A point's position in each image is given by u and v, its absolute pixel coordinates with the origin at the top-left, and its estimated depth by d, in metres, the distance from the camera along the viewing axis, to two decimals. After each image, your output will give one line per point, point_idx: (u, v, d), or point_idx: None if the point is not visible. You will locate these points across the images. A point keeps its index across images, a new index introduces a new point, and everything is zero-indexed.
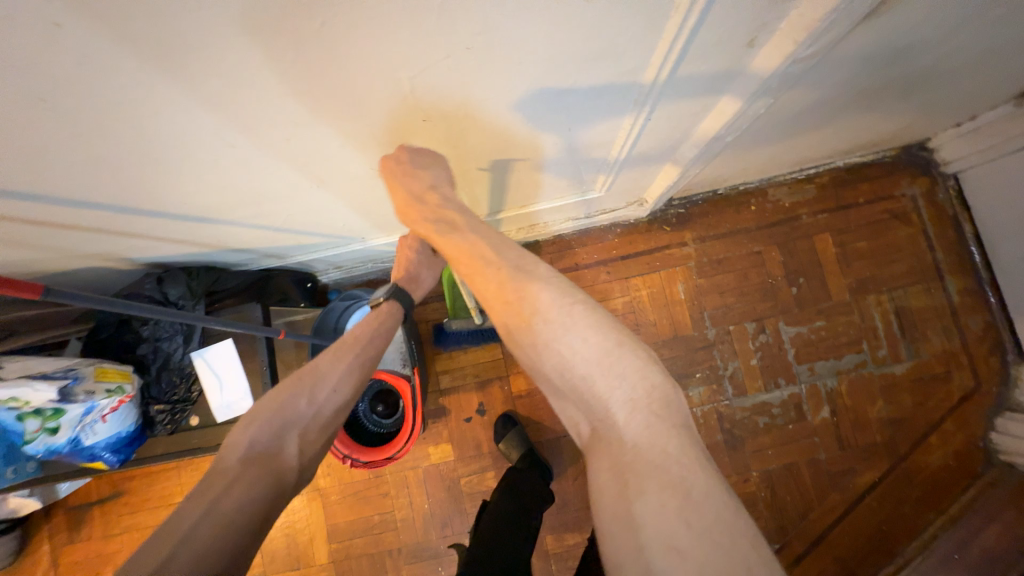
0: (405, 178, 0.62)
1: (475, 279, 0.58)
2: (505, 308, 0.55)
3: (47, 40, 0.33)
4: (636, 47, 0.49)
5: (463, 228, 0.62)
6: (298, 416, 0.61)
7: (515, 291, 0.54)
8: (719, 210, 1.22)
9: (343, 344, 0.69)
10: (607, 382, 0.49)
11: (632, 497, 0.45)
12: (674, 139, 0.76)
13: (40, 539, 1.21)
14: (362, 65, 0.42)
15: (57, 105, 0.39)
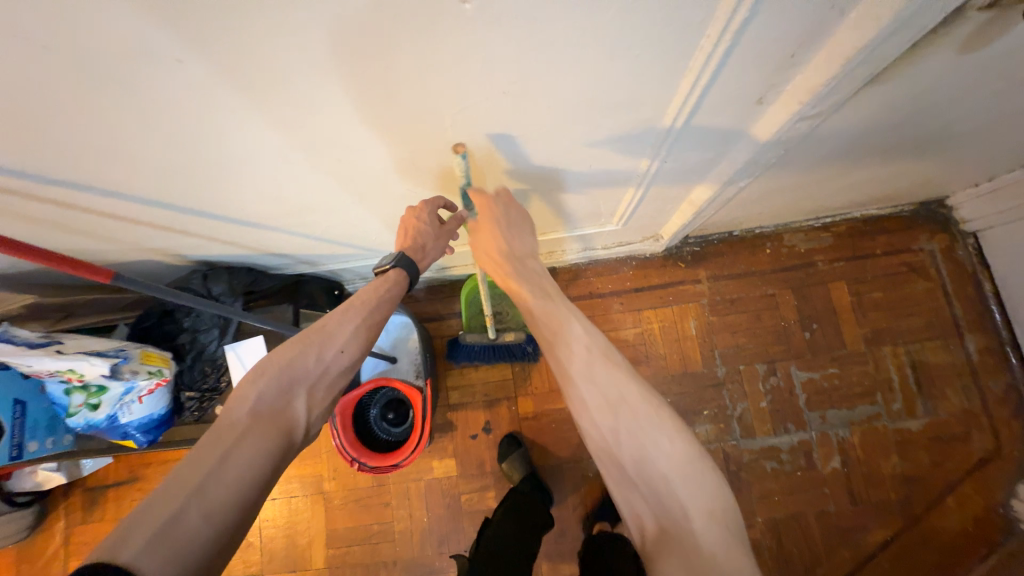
0: (504, 226, 0.71)
1: (560, 360, 0.63)
2: (588, 387, 0.60)
3: (166, 71, 0.41)
4: (654, 99, 0.55)
5: (556, 299, 0.69)
6: (306, 373, 0.62)
7: (601, 377, 0.59)
8: (734, 251, 1.25)
9: (352, 304, 0.69)
10: (683, 487, 0.53)
11: None
12: (690, 181, 0.81)
13: (55, 516, 1.26)
14: (413, 102, 0.49)
15: (160, 120, 0.47)
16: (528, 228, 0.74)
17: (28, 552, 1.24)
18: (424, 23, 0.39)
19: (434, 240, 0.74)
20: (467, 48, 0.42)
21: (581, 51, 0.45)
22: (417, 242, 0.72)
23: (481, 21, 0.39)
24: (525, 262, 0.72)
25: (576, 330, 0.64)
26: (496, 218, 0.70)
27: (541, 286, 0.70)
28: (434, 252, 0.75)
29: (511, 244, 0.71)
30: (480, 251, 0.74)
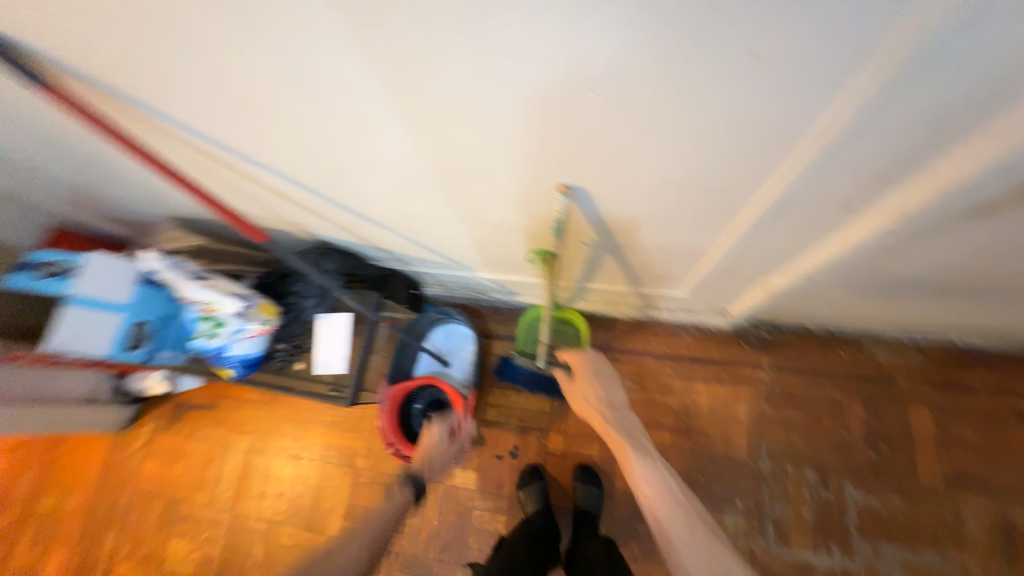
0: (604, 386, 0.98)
1: (668, 529, 0.82)
2: (683, 543, 0.79)
3: (362, 105, 0.56)
4: (741, 187, 0.60)
5: (654, 462, 0.90)
6: None
7: (696, 541, 0.79)
8: (805, 345, 1.20)
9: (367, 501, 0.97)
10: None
11: None
12: (766, 266, 0.83)
13: (146, 419, 1.50)
14: (529, 154, 0.59)
15: (343, 133, 0.62)
16: (616, 381, 1.01)
17: (118, 442, 1.49)
18: (556, 100, 0.49)
19: (436, 455, 1.08)
20: (586, 121, 0.52)
21: (679, 138, 0.53)
22: (427, 450, 1.08)
23: (604, 104, 0.49)
24: (621, 416, 0.96)
25: (680, 503, 0.85)
26: (590, 377, 0.99)
27: (637, 441, 0.93)
28: (433, 474, 1.07)
29: (607, 398, 0.97)
30: (580, 403, 0.98)
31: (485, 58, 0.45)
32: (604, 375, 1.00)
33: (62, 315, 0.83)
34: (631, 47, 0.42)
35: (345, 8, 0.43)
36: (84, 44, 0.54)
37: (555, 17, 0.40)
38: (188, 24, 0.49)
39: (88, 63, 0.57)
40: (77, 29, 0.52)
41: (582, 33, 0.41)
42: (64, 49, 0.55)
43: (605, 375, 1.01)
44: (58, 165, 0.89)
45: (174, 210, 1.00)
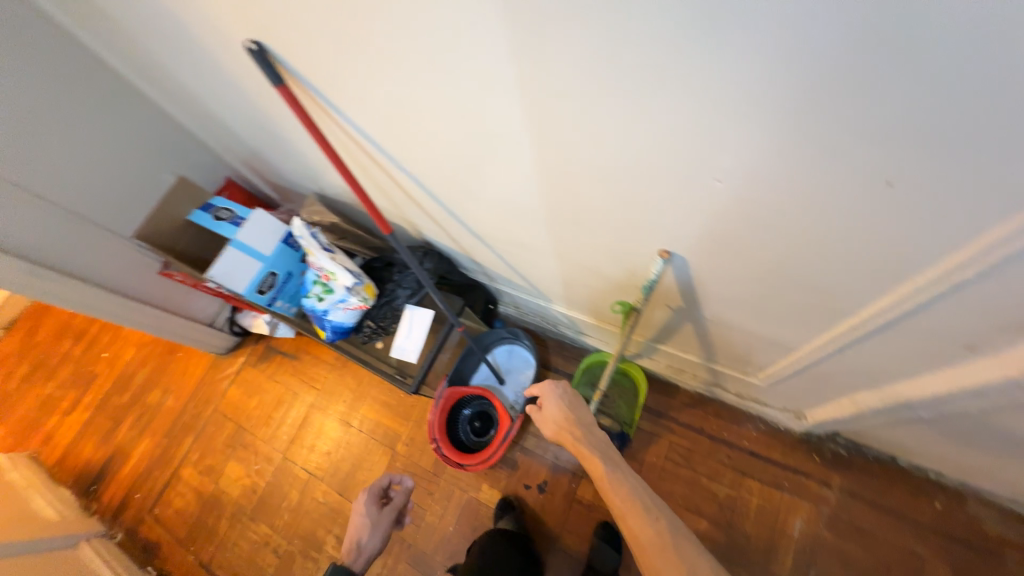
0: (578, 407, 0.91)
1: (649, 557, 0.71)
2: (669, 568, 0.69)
3: (507, 148, 0.64)
4: (849, 294, 0.59)
5: (634, 485, 0.79)
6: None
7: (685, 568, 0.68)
8: (890, 480, 1.06)
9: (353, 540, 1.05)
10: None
11: None
12: (860, 380, 0.78)
13: (242, 351, 1.74)
14: (639, 215, 0.64)
15: (482, 161, 0.70)
16: (585, 402, 0.94)
17: (217, 364, 1.74)
18: (679, 175, 0.54)
19: (372, 531, 1.06)
20: (703, 203, 0.56)
21: (793, 234, 0.54)
22: (356, 533, 1.06)
23: (727, 192, 0.53)
24: (592, 431, 0.89)
25: (660, 526, 0.73)
26: (558, 398, 0.93)
27: (609, 454, 0.85)
28: (370, 543, 1.05)
29: (576, 415, 0.90)
30: (551, 424, 0.92)
31: (629, 134, 0.51)
32: (569, 393, 0.93)
33: (224, 253, 1.01)
34: (767, 152, 0.46)
35: (526, 72, 0.50)
36: (308, 56, 0.66)
37: (702, 115, 0.45)
38: (393, 56, 0.59)
39: (303, 70, 0.70)
40: (308, 45, 0.64)
41: (724, 134, 0.46)
42: (291, 56, 0.68)
43: (575, 396, 0.94)
44: (257, 136, 1.12)
45: (322, 188, 1.20)
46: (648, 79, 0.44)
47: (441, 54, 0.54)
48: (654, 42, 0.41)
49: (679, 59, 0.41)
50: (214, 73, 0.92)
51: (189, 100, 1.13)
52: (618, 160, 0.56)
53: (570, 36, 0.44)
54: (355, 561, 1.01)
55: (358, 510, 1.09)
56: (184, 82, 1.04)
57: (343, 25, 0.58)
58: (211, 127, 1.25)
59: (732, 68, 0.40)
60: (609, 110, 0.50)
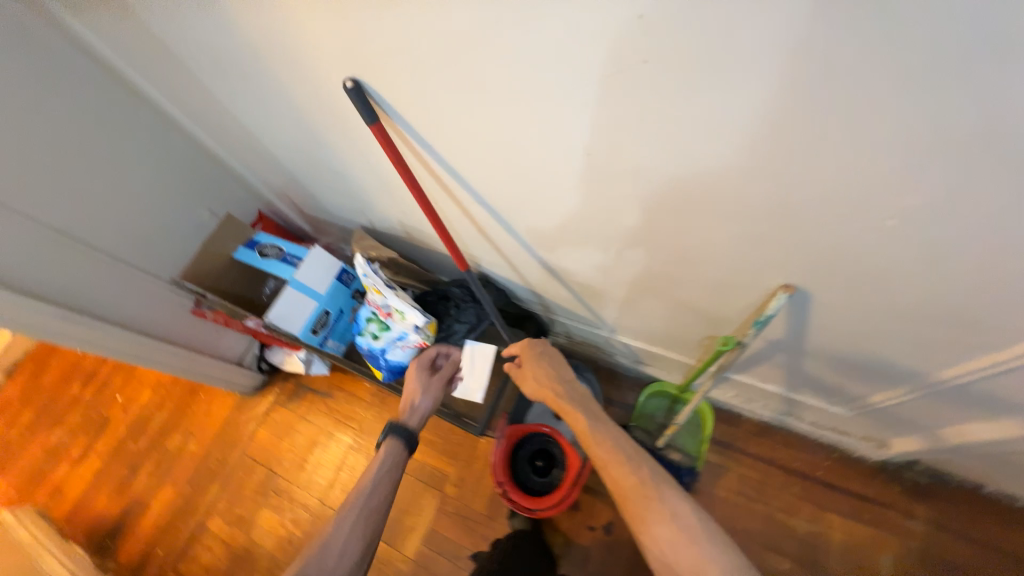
0: (556, 363, 0.94)
1: (621, 483, 0.74)
2: (646, 503, 0.70)
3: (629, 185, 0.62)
4: (994, 329, 0.57)
5: (608, 429, 0.81)
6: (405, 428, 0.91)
7: (660, 500, 0.70)
8: (977, 510, 1.03)
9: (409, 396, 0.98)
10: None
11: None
12: (972, 411, 0.75)
13: (270, 389, 1.65)
14: (764, 248, 0.62)
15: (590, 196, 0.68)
16: (564, 360, 0.96)
17: (242, 404, 1.65)
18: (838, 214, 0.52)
19: (426, 393, 0.98)
20: (851, 238, 0.54)
21: (949, 272, 0.52)
22: (409, 396, 0.98)
23: (888, 231, 0.51)
24: (572, 386, 0.90)
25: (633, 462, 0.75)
26: (538, 356, 0.94)
27: (587, 407, 0.86)
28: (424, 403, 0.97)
29: (557, 372, 0.92)
30: (531, 381, 0.93)
31: (791, 173, 0.50)
32: (549, 353, 0.95)
33: (282, 293, 0.98)
34: (955, 194, 0.44)
35: (685, 113, 0.48)
36: (412, 97, 0.64)
37: (888, 157, 0.44)
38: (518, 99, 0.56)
39: (403, 110, 0.67)
40: (416, 86, 0.62)
41: (909, 175, 0.44)
42: (392, 96, 0.66)
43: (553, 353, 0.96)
44: (309, 170, 1.09)
45: (371, 222, 1.17)
46: (838, 122, 0.43)
47: (580, 98, 0.52)
48: (857, 91, 0.40)
49: (881, 105, 0.40)
50: (279, 111, 0.89)
51: (235, 133, 1.09)
52: (764, 196, 0.54)
53: (755, 82, 0.42)
54: (411, 419, 0.93)
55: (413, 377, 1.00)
56: (238, 119, 1.00)
57: (466, 68, 0.56)
58: (253, 162, 1.21)
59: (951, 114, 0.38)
60: (777, 150, 0.48)
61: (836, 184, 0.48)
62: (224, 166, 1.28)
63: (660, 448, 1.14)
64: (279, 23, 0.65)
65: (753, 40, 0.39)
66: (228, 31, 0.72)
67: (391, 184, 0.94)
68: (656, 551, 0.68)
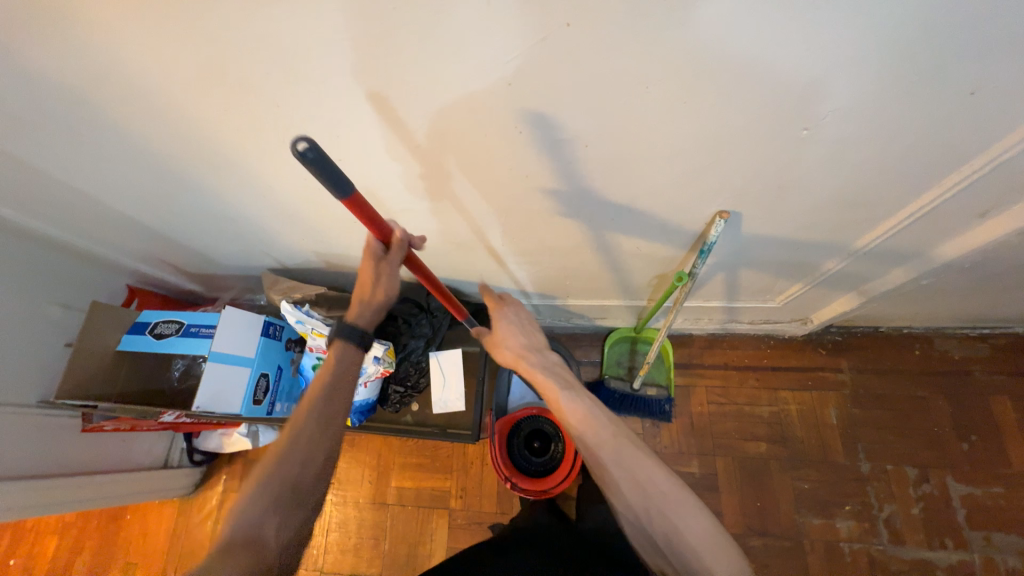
0: (517, 330, 0.89)
1: (591, 446, 0.72)
2: (620, 475, 0.68)
3: (569, 151, 0.61)
4: (882, 199, 0.67)
5: (579, 390, 0.79)
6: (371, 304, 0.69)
7: (635, 470, 0.67)
8: (879, 346, 1.25)
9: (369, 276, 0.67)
10: (717, 555, 0.59)
11: (686, 549, 0.61)
12: (870, 269, 0.90)
13: (214, 481, 1.41)
14: (698, 181, 0.65)
15: (527, 170, 0.65)
16: (536, 329, 0.91)
17: (186, 508, 1.39)
18: (763, 133, 0.56)
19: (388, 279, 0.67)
20: (773, 153, 0.59)
21: (849, 161, 0.60)
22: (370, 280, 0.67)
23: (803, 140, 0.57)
24: (545, 353, 0.85)
25: (601, 427, 0.72)
26: (509, 325, 0.89)
27: (560, 375, 0.82)
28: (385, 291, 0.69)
29: (528, 340, 0.87)
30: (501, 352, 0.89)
31: (718, 104, 0.52)
32: (521, 319, 0.90)
33: (204, 372, 0.83)
34: (851, 95, 0.50)
35: (613, 70, 0.48)
36: (308, 101, 0.56)
37: (800, 73, 0.47)
38: (436, 89, 0.52)
39: (302, 119, 0.59)
40: (312, 91, 0.54)
41: (819, 84, 0.49)
42: (283, 105, 0.58)
43: (517, 320, 0.91)
44: (184, 223, 0.91)
45: (280, 261, 1.03)
46: (757, 47, 0.45)
47: (502, 75, 0.49)
48: (768, 18, 0.42)
49: (794, 25, 0.42)
50: (127, 160, 0.72)
51: (67, 204, 0.87)
52: (694, 132, 0.56)
53: (680, 25, 0.43)
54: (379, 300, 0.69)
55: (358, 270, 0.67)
56: (69, 184, 0.80)
57: (368, 61, 0.50)
58: (102, 231, 0.98)
59: (855, 20, 0.42)
60: (700, 87, 0.50)
61: (757, 108, 0.52)
62: (63, 246, 1.02)
63: (638, 390, 1.20)
64: (106, 46, 0.51)
65: None
66: (30, 71, 0.56)
67: (296, 212, 0.83)
68: (632, 517, 0.66)
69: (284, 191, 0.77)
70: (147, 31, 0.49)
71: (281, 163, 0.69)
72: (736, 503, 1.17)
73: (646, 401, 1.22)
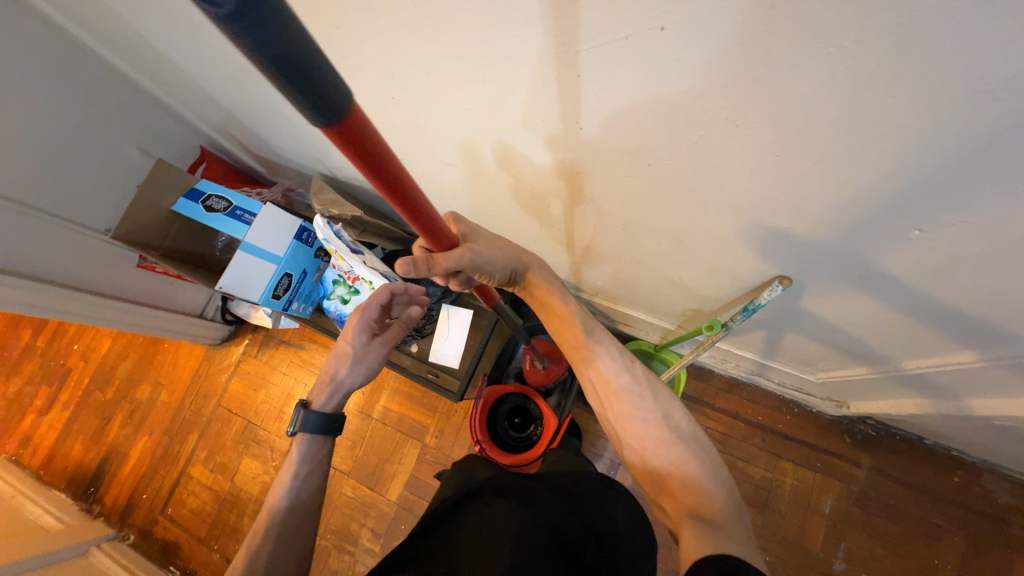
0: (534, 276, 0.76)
1: (609, 376, 0.68)
2: (635, 403, 0.66)
3: (631, 164, 0.54)
4: (985, 322, 0.55)
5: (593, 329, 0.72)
6: (354, 373, 0.81)
7: (653, 401, 0.66)
8: (914, 458, 1.12)
9: (344, 349, 0.82)
10: (718, 491, 0.59)
11: (701, 488, 0.59)
12: (941, 386, 0.77)
13: (238, 342, 1.57)
14: (769, 236, 0.56)
15: (583, 167, 0.59)
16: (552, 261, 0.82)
17: (210, 356, 1.57)
18: (866, 212, 0.46)
19: (363, 357, 0.82)
20: (871, 237, 0.49)
21: (958, 275, 0.49)
22: (344, 358, 0.81)
23: (910, 239, 0.47)
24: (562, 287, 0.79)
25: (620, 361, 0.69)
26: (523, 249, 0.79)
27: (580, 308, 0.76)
28: (363, 368, 0.82)
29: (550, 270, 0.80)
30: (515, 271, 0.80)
31: (822, 167, 0.43)
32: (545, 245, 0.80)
33: (234, 258, 0.87)
34: (991, 208, 0.39)
35: (702, 97, 0.40)
36: (376, 34, 0.52)
37: (941, 165, 0.38)
38: (501, 60, 0.47)
39: (368, 49, 0.55)
40: (380, 21, 0.50)
41: (958, 186, 0.39)
42: (347, 28, 0.54)
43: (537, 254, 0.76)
44: (251, 110, 0.92)
45: (330, 171, 1.03)
46: (893, 120, 0.36)
47: (574, 68, 0.43)
48: (915, 90, 0.33)
49: (950, 110, 0.33)
50: (204, 38, 0.72)
51: (155, 62, 0.90)
52: (782, 188, 0.48)
53: (796, 72, 0.35)
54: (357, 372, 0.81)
55: (344, 340, 0.81)
56: (157, 46, 0.82)
57: (438, 9, 0.44)
58: (183, 94, 1.01)
59: None
60: (802, 143, 0.41)
61: (864, 185, 0.43)
62: (150, 96, 1.07)
63: None
64: None
65: (826, 9, 0.30)
66: None
67: None
68: (642, 444, 0.64)
69: None
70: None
71: None
72: None
73: None
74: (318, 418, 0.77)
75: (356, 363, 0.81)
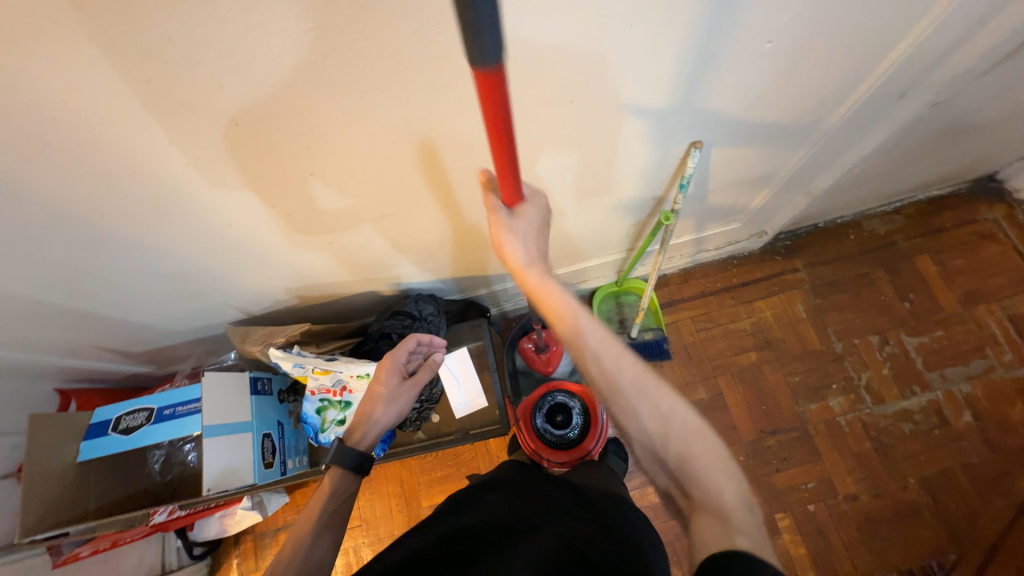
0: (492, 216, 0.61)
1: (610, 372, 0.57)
2: (641, 402, 0.55)
3: (555, 109, 0.61)
4: (817, 96, 0.74)
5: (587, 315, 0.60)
6: (383, 416, 0.76)
7: (656, 401, 0.55)
8: (822, 241, 1.40)
9: (375, 388, 0.77)
10: (723, 479, 0.51)
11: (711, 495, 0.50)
12: (818, 168, 0.98)
13: (226, 569, 1.27)
14: (668, 113, 0.68)
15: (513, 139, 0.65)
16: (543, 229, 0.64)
17: None
18: (728, 50, 0.59)
19: (391, 403, 0.77)
20: (740, 66, 0.62)
21: (795, 66, 0.65)
22: (376, 401, 0.76)
23: (766, 53, 0.61)
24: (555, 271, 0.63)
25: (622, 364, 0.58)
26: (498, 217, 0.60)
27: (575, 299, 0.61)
28: (390, 413, 0.77)
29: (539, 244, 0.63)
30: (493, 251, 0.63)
31: (684, 33, 0.54)
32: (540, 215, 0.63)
33: (205, 450, 0.73)
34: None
35: (590, 20, 0.49)
36: (278, 112, 0.51)
37: None
38: (418, 69, 0.50)
39: (273, 134, 0.54)
40: (278, 95, 0.49)
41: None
42: (241, 123, 0.51)
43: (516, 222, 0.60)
44: (123, 295, 0.78)
45: (246, 310, 0.92)
46: None
47: None
48: None
49: None
50: (42, 234, 0.60)
51: None
52: (669, 63, 0.58)
53: None
54: (385, 416, 0.76)
55: (381, 380, 0.76)
56: None
57: (338, 50, 0.45)
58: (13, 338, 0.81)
59: None
60: (670, 18, 0.52)
61: (713, 30, 0.55)
62: None
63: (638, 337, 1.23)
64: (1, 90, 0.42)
65: None
66: None
67: (261, 247, 0.75)
68: (644, 440, 0.55)
69: (246, 226, 0.69)
70: (63, 64, 0.41)
71: (243, 194, 0.62)
72: (745, 413, 1.26)
73: (647, 346, 1.26)
74: (356, 452, 0.71)
75: (384, 404, 0.77)
